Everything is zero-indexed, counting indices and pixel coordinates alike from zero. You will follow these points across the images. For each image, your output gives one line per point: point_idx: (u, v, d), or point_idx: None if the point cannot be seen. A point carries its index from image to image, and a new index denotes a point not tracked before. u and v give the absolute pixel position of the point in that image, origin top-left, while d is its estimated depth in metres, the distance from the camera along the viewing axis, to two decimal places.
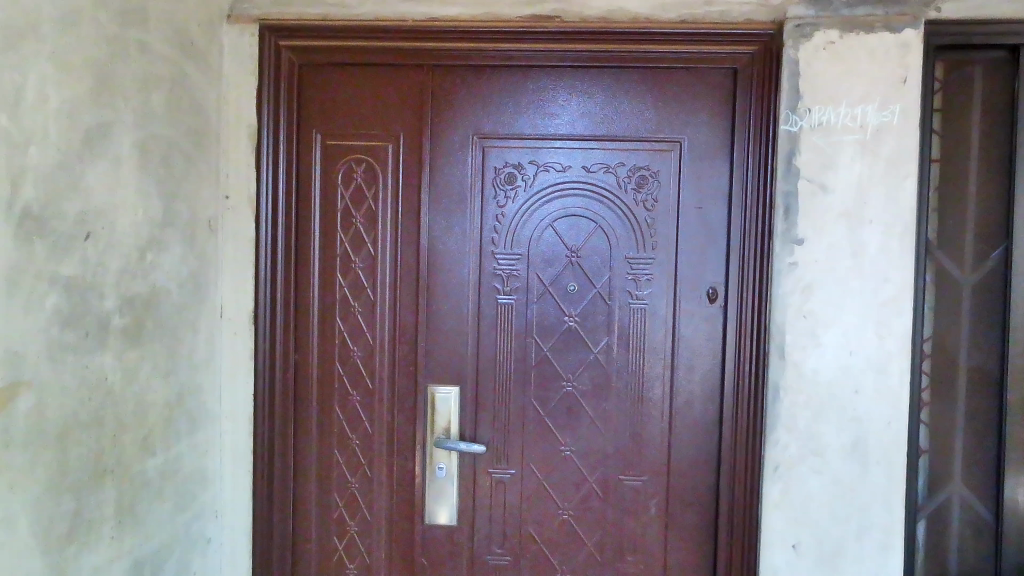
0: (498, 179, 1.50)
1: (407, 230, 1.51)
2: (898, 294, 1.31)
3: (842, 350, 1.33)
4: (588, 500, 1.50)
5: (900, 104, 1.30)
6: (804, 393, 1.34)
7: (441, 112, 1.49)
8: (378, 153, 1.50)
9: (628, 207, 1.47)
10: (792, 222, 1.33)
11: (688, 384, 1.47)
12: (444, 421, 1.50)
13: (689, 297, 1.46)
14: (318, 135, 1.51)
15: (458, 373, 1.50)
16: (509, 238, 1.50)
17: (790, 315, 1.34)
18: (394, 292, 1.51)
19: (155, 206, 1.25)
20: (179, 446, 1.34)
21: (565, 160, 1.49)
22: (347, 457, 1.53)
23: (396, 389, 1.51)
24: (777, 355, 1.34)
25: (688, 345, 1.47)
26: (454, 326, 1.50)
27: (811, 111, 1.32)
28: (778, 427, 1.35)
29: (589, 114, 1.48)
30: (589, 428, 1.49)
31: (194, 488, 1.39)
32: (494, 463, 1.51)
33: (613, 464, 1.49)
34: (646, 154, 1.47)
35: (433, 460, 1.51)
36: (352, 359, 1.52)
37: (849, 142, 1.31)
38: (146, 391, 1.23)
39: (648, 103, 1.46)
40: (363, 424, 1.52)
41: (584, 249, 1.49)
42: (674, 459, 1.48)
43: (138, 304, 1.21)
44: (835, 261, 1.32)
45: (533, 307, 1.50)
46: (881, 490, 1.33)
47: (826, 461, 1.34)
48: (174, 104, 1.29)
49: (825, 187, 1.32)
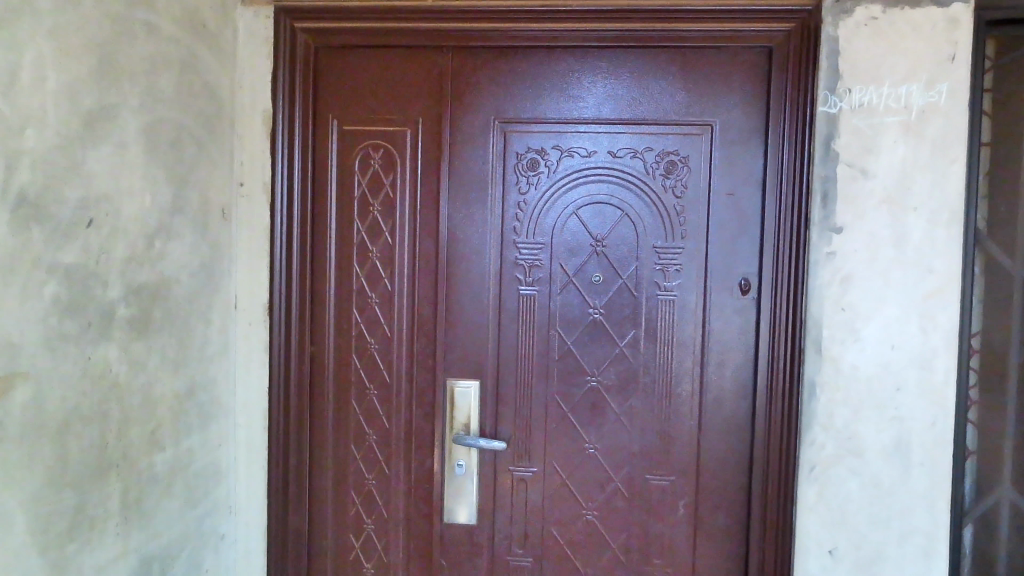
0: (520, 165, 1.44)
1: (426, 219, 1.45)
2: (943, 286, 1.25)
3: (883, 344, 1.27)
4: (613, 500, 1.44)
5: (948, 83, 1.24)
6: (841, 390, 1.28)
7: (461, 96, 1.43)
8: (396, 138, 1.45)
9: (656, 194, 1.41)
10: (831, 209, 1.27)
11: (718, 379, 1.40)
12: (463, 416, 1.45)
13: (720, 289, 1.39)
14: (335, 121, 1.46)
15: (479, 367, 1.45)
16: (532, 227, 1.44)
17: (829, 307, 1.28)
18: (412, 283, 1.46)
19: (163, 192, 1.21)
20: (190, 440, 1.30)
21: (589, 145, 1.42)
22: (365, 453, 1.48)
23: (414, 382, 1.46)
24: (813, 349, 1.29)
25: (720, 339, 1.40)
26: (474, 318, 1.45)
27: (852, 91, 1.26)
28: (813, 425, 1.29)
29: (614, 97, 1.41)
30: (615, 425, 1.43)
31: (206, 483, 1.35)
32: (515, 460, 1.45)
33: (639, 463, 1.42)
34: (676, 138, 1.40)
35: (452, 457, 1.45)
36: (369, 352, 1.47)
37: (892, 123, 1.25)
38: (153, 384, 1.19)
39: (677, 85, 1.39)
40: (380, 419, 1.47)
41: (610, 237, 1.42)
42: (704, 458, 1.41)
43: (144, 293, 1.16)
44: (877, 251, 1.26)
45: (556, 299, 1.44)
46: (924, 492, 1.27)
47: (865, 461, 1.28)
48: (184, 87, 1.25)
49: (865, 172, 1.26)
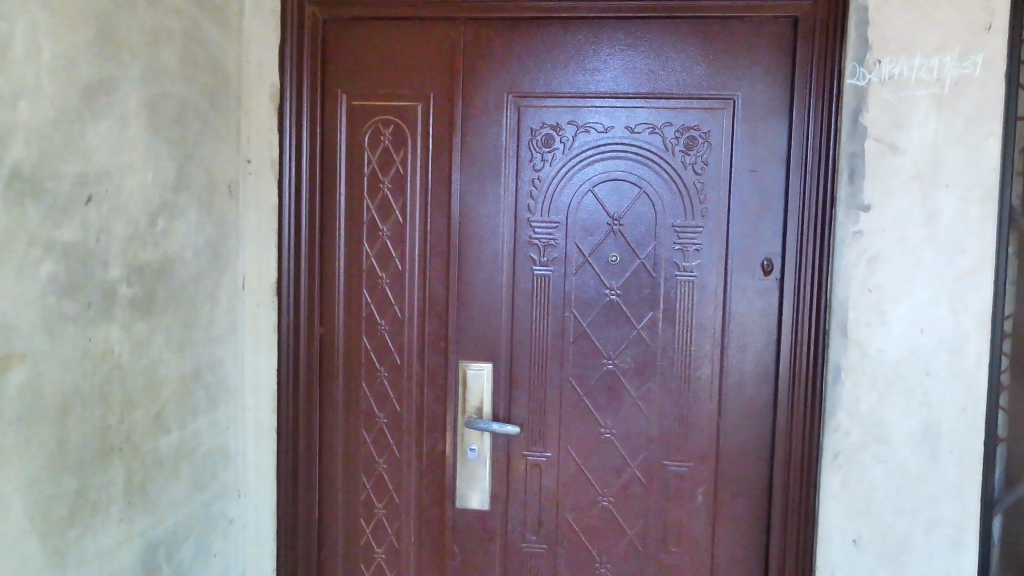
0: (534, 140, 1.39)
1: (438, 197, 1.41)
2: (976, 267, 1.20)
3: (912, 327, 1.22)
4: (630, 486, 1.40)
5: (983, 54, 1.18)
6: (868, 374, 1.24)
7: (474, 70, 1.39)
8: (406, 113, 1.41)
9: (676, 170, 1.36)
10: (858, 185, 1.22)
11: (738, 362, 1.36)
12: (476, 400, 1.41)
13: (741, 270, 1.34)
14: (344, 96, 1.42)
15: (492, 349, 1.41)
16: (546, 205, 1.40)
17: (855, 289, 1.23)
18: (424, 262, 1.42)
19: (167, 169, 1.17)
20: (197, 423, 1.27)
21: (606, 120, 1.38)
22: (376, 437, 1.45)
23: (425, 365, 1.43)
24: (838, 332, 1.24)
25: (740, 322, 1.35)
26: (487, 299, 1.41)
27: (881, 63, 1.21)
28: (838, 411, 1.25)
29: (632, 70, 1.36)
30: (631, 410, 1.39)
31: (214, 467, 1.33)
32: (529, 445, 1.42)
33: (657, 448, 1.38)
34: (696, 112, 1.35)
35: (464, 442, 1.42)
36: (380, 334, 1.44)
37: (924, 97, 1.20)
38: (158, 366, 1.16)
39: (698, 57, 1.34)
40: (390, 402, 1.44)
41: (627, 216, 1.38)
42: (723, 444, 1.36)
43: (148, 273, 1.13)
44: (906, 230, 1.21)
45: (571, 280, 1.39)
46: (954, 481, 1.22)
47: (892, 448, 1.24)
48: (188, 60, 1.21)
49: (895, 147, 1.21)
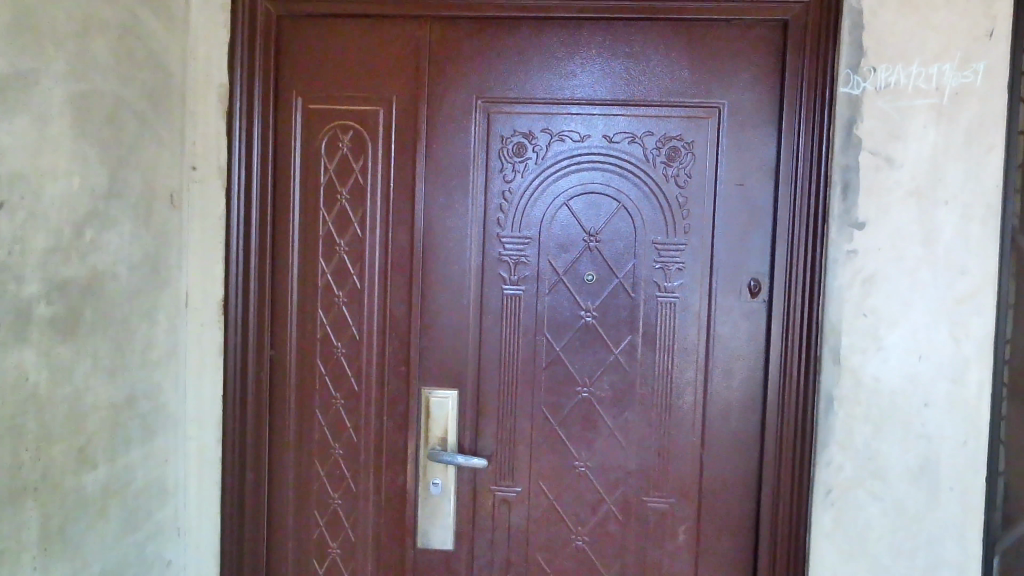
0: (505, 149, 1.29)
1: (401, 209, 1.30)
2: (977, 289, 1.11)
3: (909, 354, 1.14)
4: (606, 524, 1.30)
5: (985, 62, 1.11)
6: (862, 404, 1.15)
7: (440, 72, 1.29)
8: (367, 118, 1.30)
9: (657, 183, 1.27)
10: (852, 201, 1.14)
11: (723, 389, 1.26)
12: (439, 430, 1.30)
13: (726, 290, 1.25)
14: (299, 99, 1.32)
15: (458, 374, 1.30)
16: (518, 219, 1.30)
17: (848, 311, 1.15)
18: (384, 279, 1.31)
19: (97, 174, 1.05)
20: (130, 455, 1.15)
21: (583, 128, 1.28)
22: (330, 470, 1.33)
23: (385, 392, 1.31)
24: (831, 358, 1.16)
25: (725, 346, 1.26)
26: (453, 320, 1.30)
27: (877, 70, 1.13)
28: (830, 444, 1.16)
29: (611, 75, 1.26)
30: (608, 442, 1.29)
31: (150, 503, 1.20)
32: (497, 479, 1.31)
33: (636, 482, 1.28)
34: (679, 121, 1.26)
35: (427, 475, 1.31)
36: (336, 357, 1.32)
37: (922, 107, 1.12)
38: (83, 393, 1.04)
39: (681, 62, 1.25)
40: (347, 432, 1.32)
41: (605, 232, 1.28)
42: (707, 478, 1.27)
43: (72, 290, 1.01)
44: (903, 249, 1.13)
45: (544, 300, 1.29)
46: (954, 520, 1.14)
47: (888, 484, 1.15)
48: (125, 55, 1.10)
49: (891, 161, 1.13)
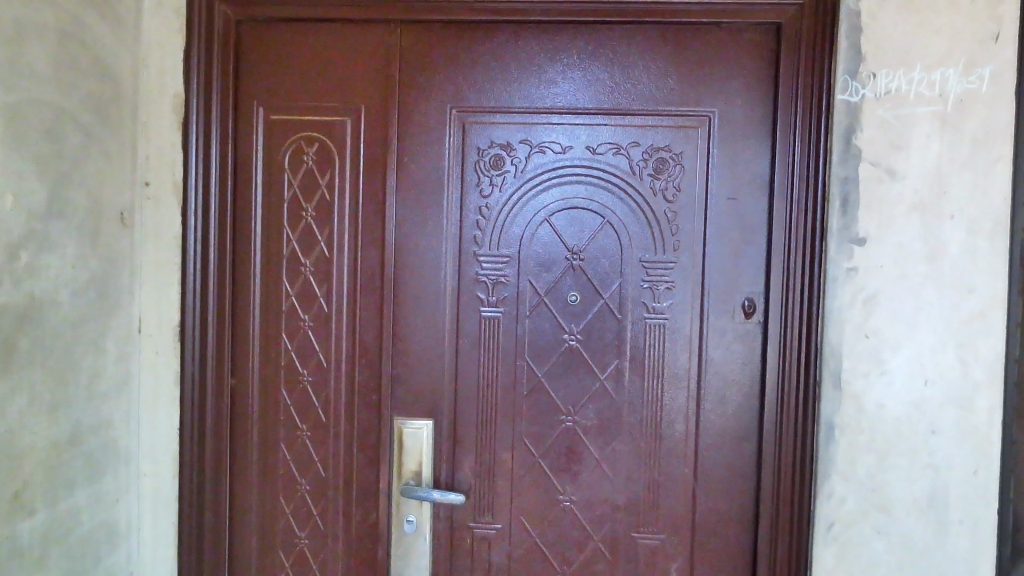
0: (482, 162, 1.21)
1: (370, 227, 1.21)
2: (986, 308, 1.04)
3: (915, 378, 1.06)
4: (593, 562, 1.21)
5: (990, 67, 1.04)
6: (865, 433, 1.07)
7: (412, 80, 1.21)
8: (333, 130, 1.22)
9: (644, 197, 1.19)
10: (851, 216, 1.07)
11: (716, 416, 1.18)
12: (413, 462, 1.21)
13: (718, 311, 1.17)
14: (260, 109, 1.23)
15: (433, 404, 1.22)
16: (496, 236, 1.22)
17: (849, 334, 1.07)
18: (353, 302, 1.22)
19: (34, 193, 0.96)
20: (74, 498, 1.06)
21: (565, 139, 1.20)
22: (296, 508, 1.24)
23: (355, 423, 1.22)
24: (831, 384, 1.08)
25: (718, 371, 1.18)
26: (428, 345, 1.22)
27: (877, 76, 1.06)
28: (832, 476, 1.08)
29: (594, 83, 1.19)
30: (594, 474, 1.21)
31: (98, 549, 1.11)
32: (476, 516, 1.22)
33: (624, 517, 1.20)
34: (667, 132, 1.18)
35: (400, 512, 1.22)
36: (301, 385, 1.23)
37: (925, 115, 1.05)
38: (18, 434, 0.95)
39: (668, 68, 1.18)
40: (314, 466, 1.23)
41: (589, 250, 1.20)
42: (700, 512, 1.19)
43: (4, 321, 0.92)
44: (907, 266, 1.06)
45: (525, 322, 1.21)
46: (964, 555, 1.06)
47: (894, 518, 1.07)
48: (66, 63, 1.01)
49: (892, 172, 1.06)
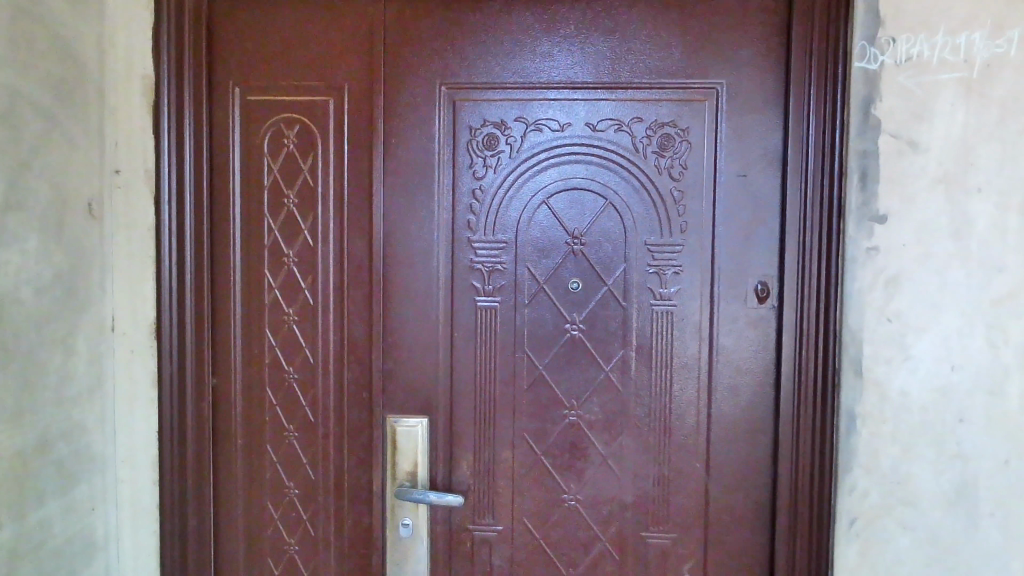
0: (474, 142, 1.14)
1: (356, 214, 1.14)
2: (1016, 288, 0.96)
3: (941, 364, 0.99)
4: (601, 564, 1.15)
5: (1020, 29, 0.95)
6: (888, 423, 1.00)
7: (397, 55, 1.13)
8: (314, 110, 1.14)
9: (648, 176, 1.12)
10: (871, 192, 0.99)
11: (728, 407, 1.12)
12: (407, 463, 1.14)
13: (729, 296, 1.11)
14: (236, 89, 1.15)
15: (427, 401, 1.15)
16: (491, 221, 1.14)
17: (870, 318, 1.00)
18: (340, 294, 1.15)
19: None
20: (43, 510, 0.98)
21: (563, 116, 1.13)
22: (285, 513, 1.17)
23: (345, 423, 1.16)
24: (852, 372, 1.01)
25: (730, 359, 1.11)
26: (421, 338, 1.15)
27: (896, 42, 0.98)
28: (853, 468, 1.02)
29: (593, 55, 1.11)
30: (600, 471, 1.14)
31: (72, 562, 1.04)
32: (475, 518, 1.16)
33: (633, 516, 1.14)
34: (672, 106, 1.11)
35: (395, 516, 1.14)
36: (287, 384, 1.16)
37: (949, 82, 0.97)
38: None
39: (671, 38, 1.10)
40: (302, 469, 1.17)
41: (591, 233, 1.13)
42: (713, 509, 1.12)
43: None
44: (931, 244, 0.98)
45: (524, 312, 1.14)
46: (996, 551, 0.98)
47: (920, 513, 1.00)
48: (20, 39, 0.93)
49: (915, 144, 0.98)
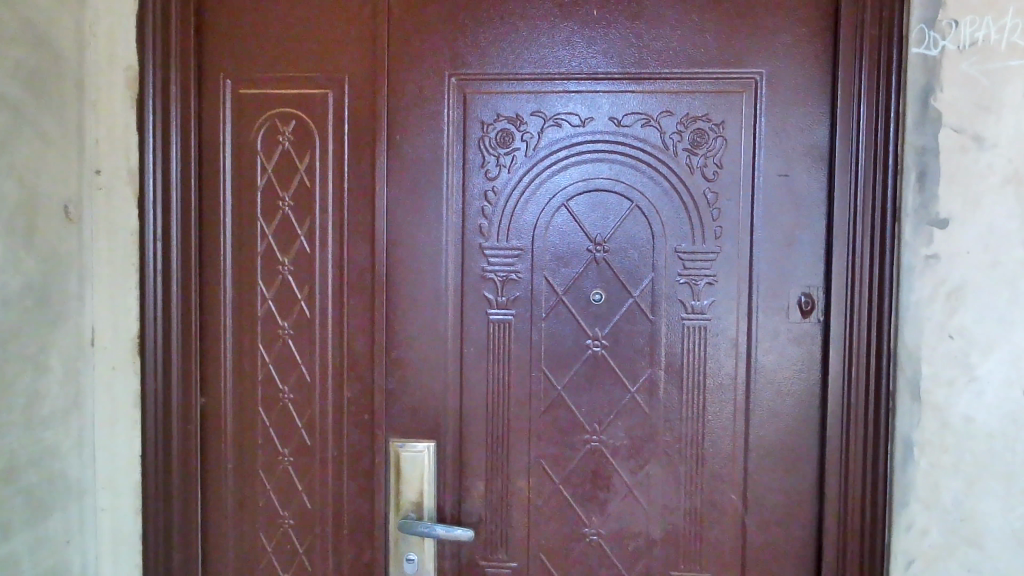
0: (487, 139, 1.04)
1: (358, 219, 1.04)
2: None
3: (1011, 387, 0.87)
4: None
5: None
6: (951, 453, 0.89)
7: (402, 43, 1.03)
8: (312, 104, 1.05)
9: (678, 176, 1.01)
10: (930, 192, 0.88)
11: (767, 432, 1.01)
12: (413, 491, 1.04)
13: (768, 307, 1.00)
14: (228, 81, 1.06)
15: (434, 423, 1.05)
16: (505, 226, 1.04)
17: (929, 334, 0.89)
18: (339, 306, 1.05)
19: None
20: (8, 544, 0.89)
21: (583, 110, 1.02)
22: (279, 545, 1.08)
23: (344, 446, 1.06)
24: (909, 395, 0.90)
25: (769, 378, 1.00)
26: (428, 354, 1.05)
27: (958, 25, 0.87)
28: (911, 504, 0.90)
29: (617, 43, 1.01)
30: (625, 503, 1.03)
31: None
32: (487, 553, 1.05)
33: (662, 552, 1.03)
34: (704, 99, 1.00)
35: (399, 550, 1.04)
36: (282, 404, 1.07)
37: (1020, 69, 0.85)
38: None
39: (704, 24, 1.00)
40: (298, 497, 1.07)
41: (615, 239, 1.03)
42: (751, 546, 1.01)
43: None
44: (1000, 252, 0.86)
45: (542, 325, 1.04)
46: None
47: (988, 555, 0.88)
48: None
49: (980, 139, 0.86)
